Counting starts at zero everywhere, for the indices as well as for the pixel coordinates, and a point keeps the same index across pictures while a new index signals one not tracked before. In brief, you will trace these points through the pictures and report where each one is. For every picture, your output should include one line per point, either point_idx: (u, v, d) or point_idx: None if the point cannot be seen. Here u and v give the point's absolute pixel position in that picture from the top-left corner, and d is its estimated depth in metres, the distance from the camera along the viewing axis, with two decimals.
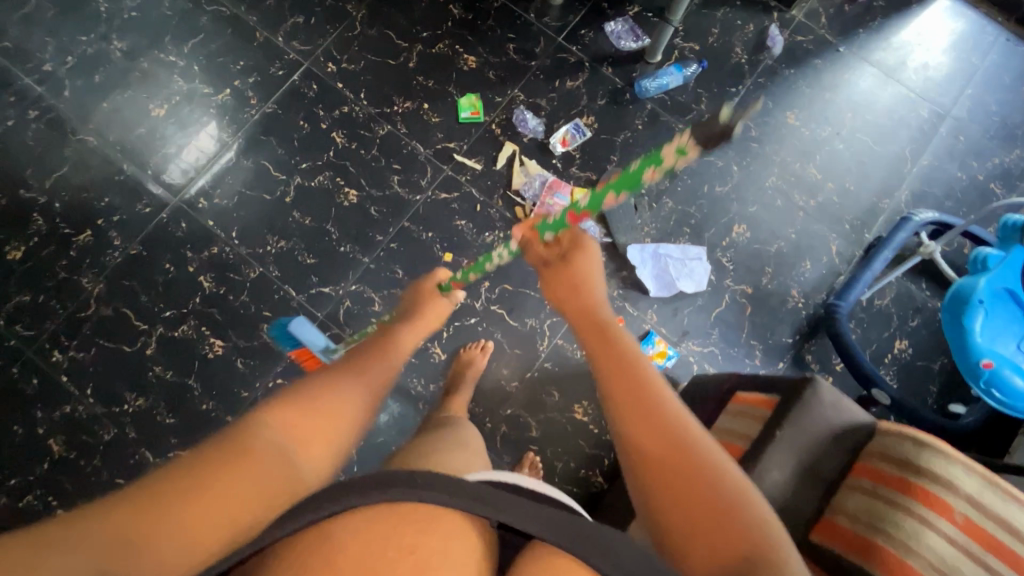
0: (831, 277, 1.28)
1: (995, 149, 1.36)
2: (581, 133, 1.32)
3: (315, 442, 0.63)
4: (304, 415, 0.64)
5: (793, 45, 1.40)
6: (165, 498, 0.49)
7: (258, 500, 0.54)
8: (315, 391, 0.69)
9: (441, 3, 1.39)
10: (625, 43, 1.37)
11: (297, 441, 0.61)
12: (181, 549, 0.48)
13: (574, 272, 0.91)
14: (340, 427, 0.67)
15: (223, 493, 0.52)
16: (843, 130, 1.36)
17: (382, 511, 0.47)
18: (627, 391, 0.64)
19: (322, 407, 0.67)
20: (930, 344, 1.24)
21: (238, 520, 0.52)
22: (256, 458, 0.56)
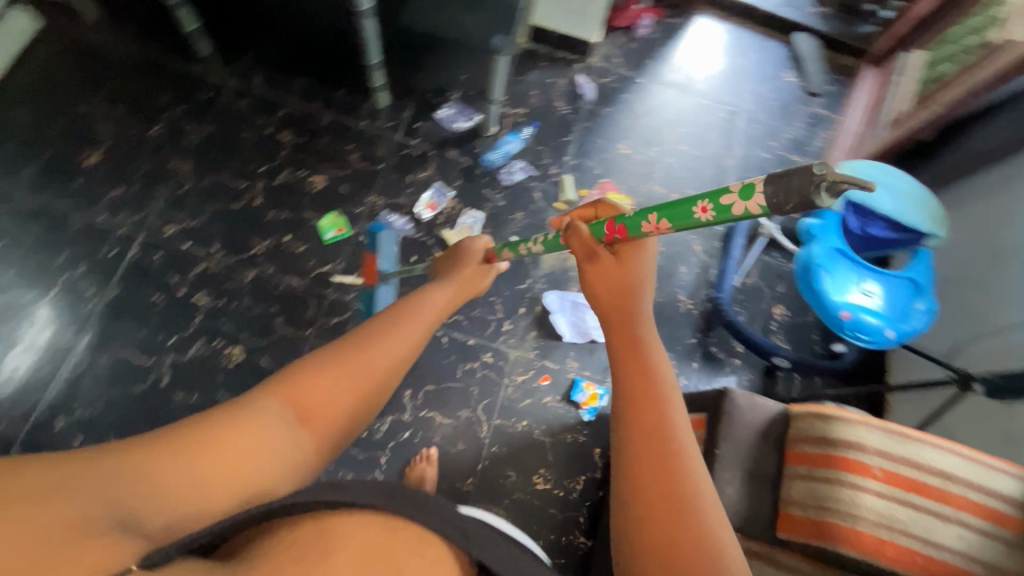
0: (705, 273, 1.43)
1: (783, 127, 1.62)
2: (444, 195, 1.38)
3: (314, 422, 0.60)
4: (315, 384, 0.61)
5: (602, 87, 1.58)
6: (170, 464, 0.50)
7: (256, 479, 0.55)
8: (339, 352, 0.65)
9: (269, 134, 1.37)
10: (460, 124, 1.45)
11: (298, 418, 0.59)
12: (179, 506, 0.50)
13: (623, 265, 0.72)
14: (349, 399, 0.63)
15: (227, 462, 0.53)
16: (667, 145, 1.54)
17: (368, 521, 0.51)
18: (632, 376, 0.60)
19: (341, 382, 0.62)
20: (800, 301, 1.43)
21: (232, 491, 0.53)
22: (255, 438, 0.56)
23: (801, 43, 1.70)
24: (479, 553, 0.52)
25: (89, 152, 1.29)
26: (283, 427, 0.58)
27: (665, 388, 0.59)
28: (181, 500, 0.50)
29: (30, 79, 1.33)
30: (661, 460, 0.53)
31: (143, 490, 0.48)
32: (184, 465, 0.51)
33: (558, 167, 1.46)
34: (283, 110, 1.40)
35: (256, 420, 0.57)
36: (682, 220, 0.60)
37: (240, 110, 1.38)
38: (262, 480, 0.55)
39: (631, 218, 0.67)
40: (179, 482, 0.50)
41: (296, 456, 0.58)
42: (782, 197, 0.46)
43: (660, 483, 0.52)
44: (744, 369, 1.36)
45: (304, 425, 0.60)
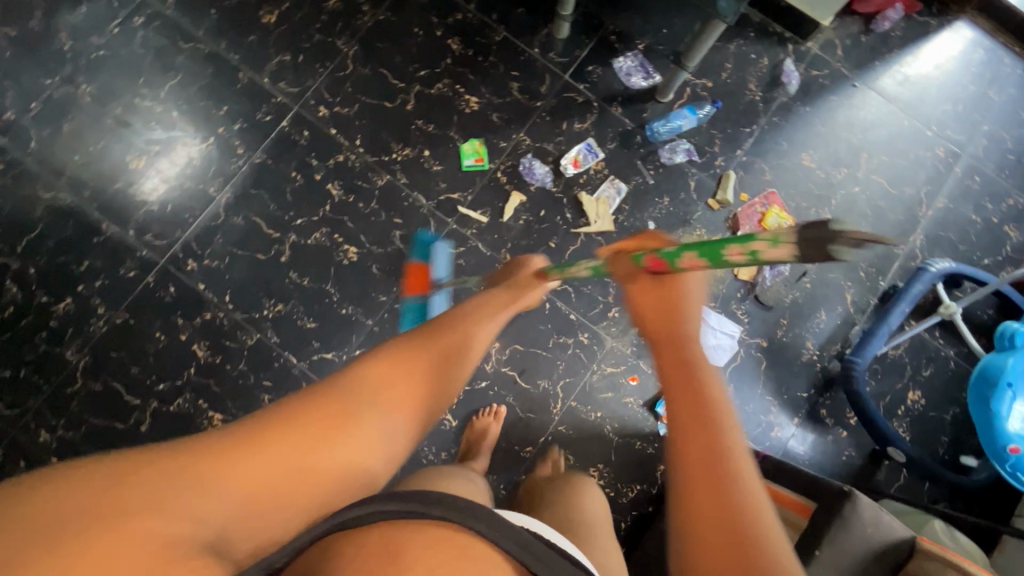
0: (845, 328, 1.26)
1: (1010, 190, 1.34)
2: (594, 153, 1.27)
3: (409, 407, 0.65)
4: (384, 387, 0.64)
5: (808, 80, 1.34)
6: (248, 468, 0.51)
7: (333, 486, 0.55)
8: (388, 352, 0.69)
9: (438, 37, 1.30)
10: (635, 81, 1.30)
11: (378, 412, 0.61)
12: (265, 513, 0.51)
13: (666, 278, 0.64)
14: (417, 402, 0.66)
15: (281, 473, 0.52)
16: (859, 171, 1.32)
17: (442, 530, 0.50)
18: (680, 402, 0.53)
19: (404, 384, 0.66)
20: (943, 394, 1.24)
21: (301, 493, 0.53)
22: (335, 434, 0.57)
23: None
24: (543, 572, 0.50)
25: (268, 9, 1.28)
26: (356, 429, 0.58)
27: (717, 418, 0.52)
28: (269, 501, 0.51)
29: None
30: (724, 519, 0.45)
31: (231, 496, 0.49)
32: (264, 461, 0.52)
33: (725, 160, 1.29)
34: (459, 14, 1.31)
35: (334, 420, 0.57)
36: (712, 258, 0.56)
37: (418, 2, 1.31)
38: (338, 487, 0.56)
39: (670, 251, 0.61)
40: (252, 491, 0.51)
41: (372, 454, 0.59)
42: (809, 248, 0.45)
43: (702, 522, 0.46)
44: (847, 443, 1.23)
45: (400, 410, 0.64)
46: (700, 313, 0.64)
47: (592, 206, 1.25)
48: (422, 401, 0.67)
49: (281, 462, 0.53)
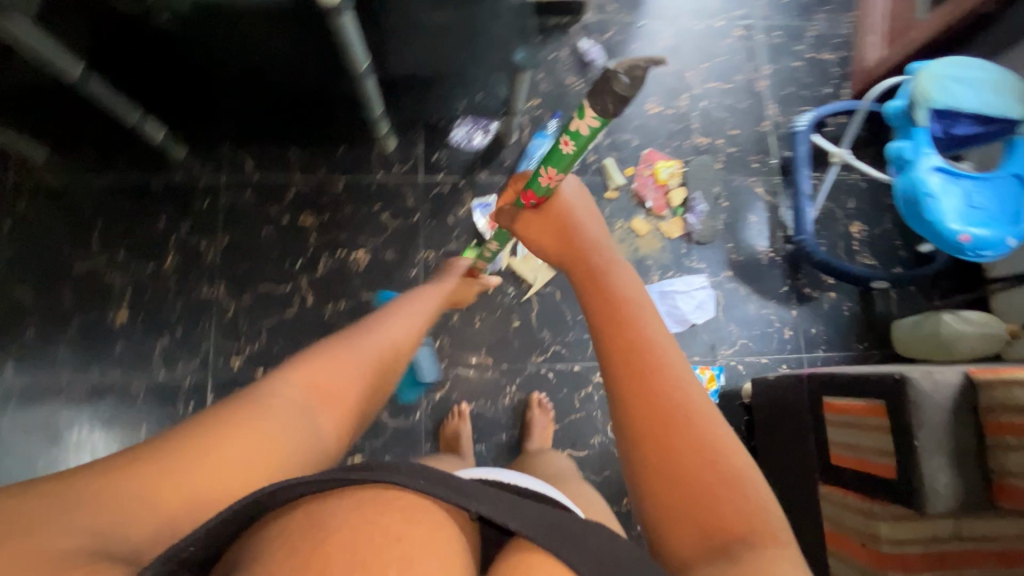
0: (776, 214, 1.36)
1: (804, 25, 1.48)
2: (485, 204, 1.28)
3: (331, 406, 0.64)
4: (319, 374, 0.65)
5: (607, 44, 1.41)
6: (184, 465, 0.50)
7: (254, 467, 0.53)
8: (326, 353, 0.68)
9: (288, 222, 1.24)
10: (478, 141, 1.32)
11: (311, 405, 0.62)
12: (182, 497, 0.49)
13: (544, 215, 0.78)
14: (353, 389, 0.67)
15: (223, 459, 0.52)
16: (696, 88, 1.41)
17: (364, 504, 0.44)
18: (612, 332, 0.62)
19: (339, 370, 0.67)
20: (874, 212, 1.38)
21: (215, 496, 0.50)
22: (281, 419, 0.58)
23: None
24: (478, 506, 0.46)
25: (113, 308, 1.17)
26: (299, 408, 0.61)
27: (630, 306, 0.63)
28: (187, 487, 0.49)
29: (10, 249, 1.17)
30: (660, 411, 0.55)
31: (113, 509, 0.45)
32: (187, 461, 0.50)
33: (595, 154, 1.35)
34: (292, 190, 1.26)
35: (276, 403, 0.59)
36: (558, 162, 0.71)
37: (247, 206, 1.24)
38: (260, 469, 0.54)
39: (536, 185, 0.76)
40: (190, 483, 0.49)
41: (316, 431, 0.61)
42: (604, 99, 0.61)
43: (653, 426, 0.54)
44: (841, 298, 1.33)
45: (318, 409, 0.63)
46: (585, 218, 0.78)
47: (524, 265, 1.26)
48: (345, 405, 0.66)
49: (222, 451, 0.52)
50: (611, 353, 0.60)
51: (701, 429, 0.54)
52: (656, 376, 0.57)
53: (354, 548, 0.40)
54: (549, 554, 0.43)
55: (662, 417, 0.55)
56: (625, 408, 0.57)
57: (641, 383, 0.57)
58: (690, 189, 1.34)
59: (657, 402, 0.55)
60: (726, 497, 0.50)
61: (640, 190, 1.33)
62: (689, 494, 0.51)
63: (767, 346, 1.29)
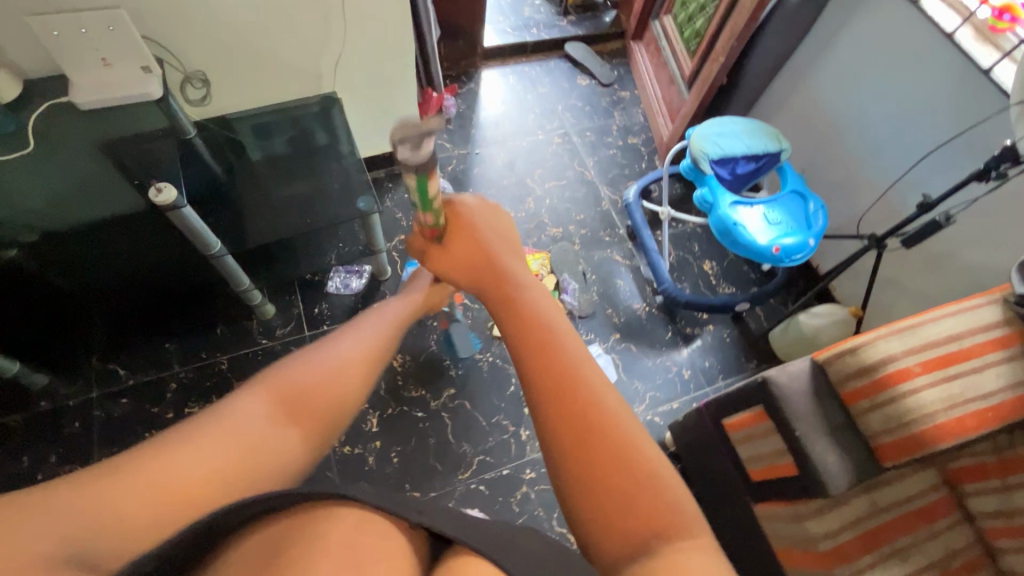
0: (638, 273, 1.52)
1: (608, 123, 1.79)
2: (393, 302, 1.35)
3: (309, 419, 0.49)
4: (298, 384, 0.50)
5: (452, 174, 1.61)
6: (127, 488, 0.39)
7: (213, 490, 0.42)
8: (306, 357, 0.52)
9: (174, 416, 1.19)
10: (355, 285, 1.38)
11: (285, 418, 0.48)
12: (124, 523, 0.38)
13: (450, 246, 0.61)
14: (343, 401, 0.51)
15: (171, 485, 0.40)
16: (538, 191, 1.62)
17: (350, 526, 0.41)
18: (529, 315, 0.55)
19: (322, 381, 0.50)
20: (716, 249, 1.58)
21: (166, 517, 0.40)
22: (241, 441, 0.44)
23: (575, 51, 1.90)
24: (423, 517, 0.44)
25: None
26: (267, 429, 0.46)
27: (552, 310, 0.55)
28: (142, 504, 0.39)
29: None
30: (576, 413, 0.47)
31: (67, 521, 0.36)
32: (136, 479, 0.40)
33: None
34: (174, 382, 1.22)
35: (238, 422, 0.46)
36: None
37: (126, 412, 1.18)
38: (217, 494, 0.42)
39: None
40: (133, 512, 0.39)
41: (286, 458, 0.46)
42: None
43: (571, 418, 0.47)
44: (720, 329, 1.47)
45: (292, 420, 0.48)
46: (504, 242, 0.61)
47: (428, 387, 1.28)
48: (331, 413, 0.50)
49: (170, 472, 0.41)
50: (524, 341, 0.52)
51: (627, 431, 0.47)
52: (568, 359, 0.50)
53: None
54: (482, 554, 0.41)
55: (588, 424, 0.47)
56: (543, 409, 0.48)
57: (557, 369, 0.49)
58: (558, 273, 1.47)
59: (582, 402, 0.48)
60: (647, 493, 0.44)
61: None
62: (615, 494, 0.44)
63: (673, 391, 1.36)
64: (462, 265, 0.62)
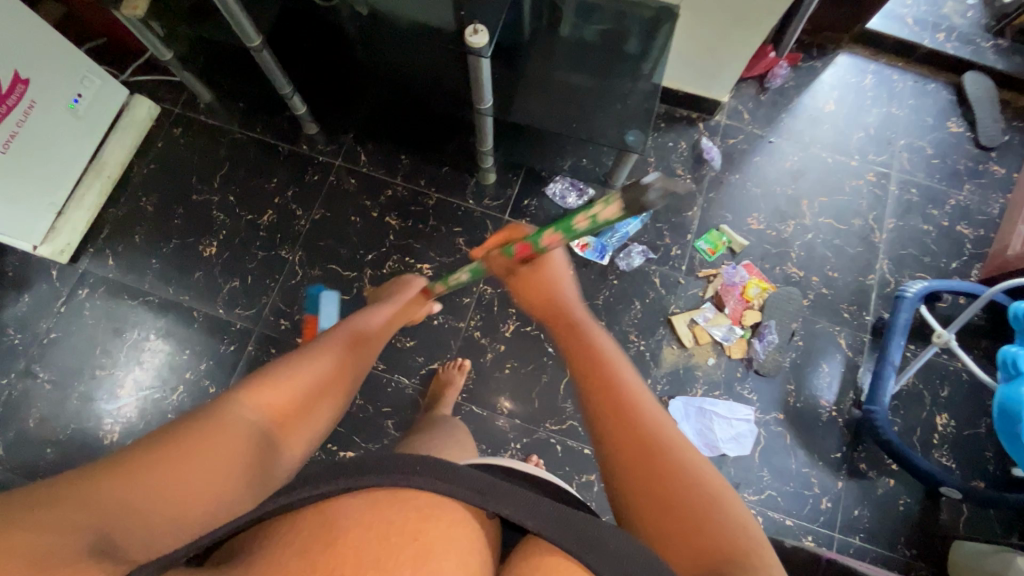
0: (852, 373, 1.25)
1: (947, 191, 1.38)
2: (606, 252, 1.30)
3: (289, 419, 0.64)
4: (277, 393, 0.64)
5: (729, 149, 1.40)
6: (158, 471, 0.47)
7: (228, 477, 0.52)
8: (287, 364, 0.69)
9: (376, 217, 1.33)
10: (572, 201, 1.33)
11: (274, 420, 0.62)
12: (155, 512, 0.45)
13: (543, 271, 0.80)
14: (311, 402, 0.68)
15: (199, 470, 0.50)
16: (806, 219, 1.35)
17: (386, 496, 0.48)
18: (596, 376, 0.67)
19: (299, 386, 0.68)
20: (968, 410, 1.22)
21: (193, 506, 0.48)
22: (242, 433, 0.56)
23: (972, 85, 1.44)
24: (495, 506, 0.47)
25: (208, 241, 1.31)
26: (262, 423, 0.60)
27: (612, 363, 0.69)
28: (165, 498, 0.46)
29: (150, 165, 1.35)
30: (636, 448, 0.58)
31: (123, 515, 0.43)
32: (162, 473, 0.47)
33: (680, 248, 1.32)
34: (390, 190, 1.35)
35: (240, 419, 0.58)
36: (567, 231, 0.63)
37: (348, 191, 1.35)
38: (234, 489, 0.52)
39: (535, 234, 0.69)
40: (161, 487, 0.46)
41: (277, 454, 0.60)
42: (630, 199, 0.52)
43: (638, 476, 0.57)
44: (899, 490, 1.18)
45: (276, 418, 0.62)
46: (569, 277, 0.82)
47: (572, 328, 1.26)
48: (299, 416, 0.66)
49: (201, 458, 0.50)
50: (604, 433, 0.61)
51: (684, 472, 0.56)
52: (636, 417, 0.61)
53: (370, 537, 0.45)
54: (564, 557, 0.46)
55: (656, 466, 0.56)
56: (614, 473, 0.59)
57: (633, 441, 0.59)
58: (765, 315, 1.26)
59: (635, 441, 0.59)
60: (723, 539, 0.50)
61: (722, 294, 1.28)
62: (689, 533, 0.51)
63: (796, 509, 1.16)
64: (538, 302, 0.81)
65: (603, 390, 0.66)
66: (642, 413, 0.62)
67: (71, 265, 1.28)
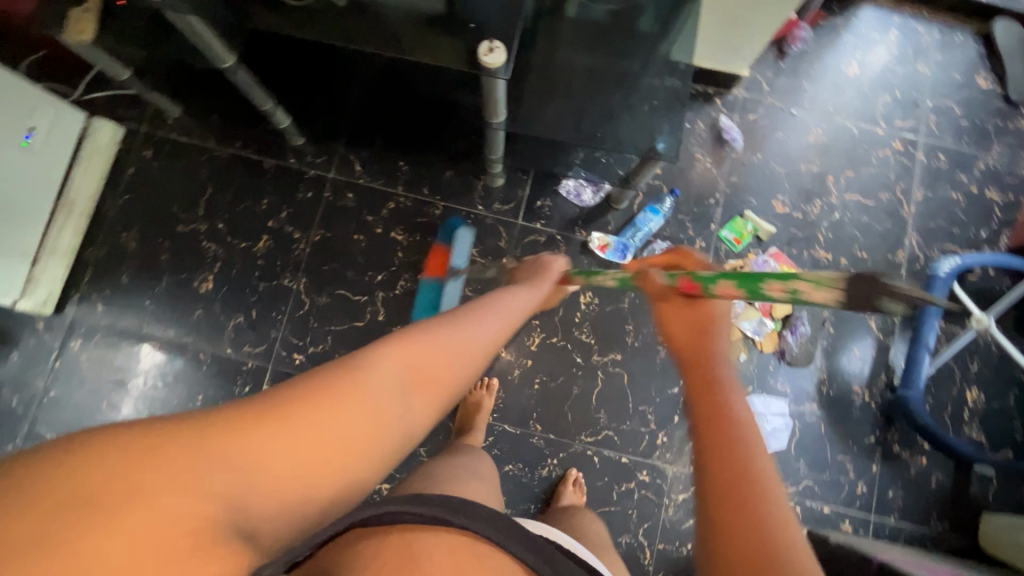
0: (884, 355, 1.24)
1: (975, 155, 1.32)
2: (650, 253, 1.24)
3: (425, 391, 0.57)
4: (417, 354, 0.57)
5: (748, 126, 1.31)
6: (281, 438, 0.45)
7: (343, 450, 0.48)
8: (432, 327, 0.61)
9: (381, 233, 1.24)
10: (587, 198, 1.26)
11: (410, 385, 0.55)
12: (272, 477, 0.44)
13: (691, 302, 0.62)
14: (454, 371, 0.60)
15: (319, 441, 0.47)
16: (832, 197, 1.29)
17: (457, 543, 0.45)
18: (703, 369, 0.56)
19: (442, 351, 0.59)
20: (997, 382, 1.22)
21: (302, 478, 0.45)
22: (369, 398, 0.51)
23: (1001, 34, 1.34)
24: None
25: (203, 275, 1.21)
26: (397, 388, 0.54)
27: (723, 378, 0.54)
28: (280, 465, 0.44)
29: (125, 196, 1.23)
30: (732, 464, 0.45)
31: (238, 481, 0.42)
32: (283, 439, 0.45)
33: (704, 241, 1.26)
34: (392, 203, 1.25)
35: (372, 382, 0.52)
36: (754, 291, 0.52)
37: (345, 207, 1.24)
38: (348, 461, 0.48)
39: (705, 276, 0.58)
40: (279, 457, 0.44)
41: (407, 424, 0.54)
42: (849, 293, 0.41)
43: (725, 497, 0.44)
44: (931, 467, 1.20)
45: (409, 391, 0.55)
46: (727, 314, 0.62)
47: (600, 336, 1.22)
48: (436, 391, 0.58)
49: (319, 430, 0.47)
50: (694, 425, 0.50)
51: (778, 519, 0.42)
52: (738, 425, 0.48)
53: None
54: None
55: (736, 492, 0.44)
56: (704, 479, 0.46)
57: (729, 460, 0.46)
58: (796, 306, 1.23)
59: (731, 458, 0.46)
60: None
61: None
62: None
63: (833, 495, 1.18)
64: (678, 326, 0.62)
65: (699, 375, 0.55)
66: (739, 416, 0.49)
67: (57, 316, 1.18)
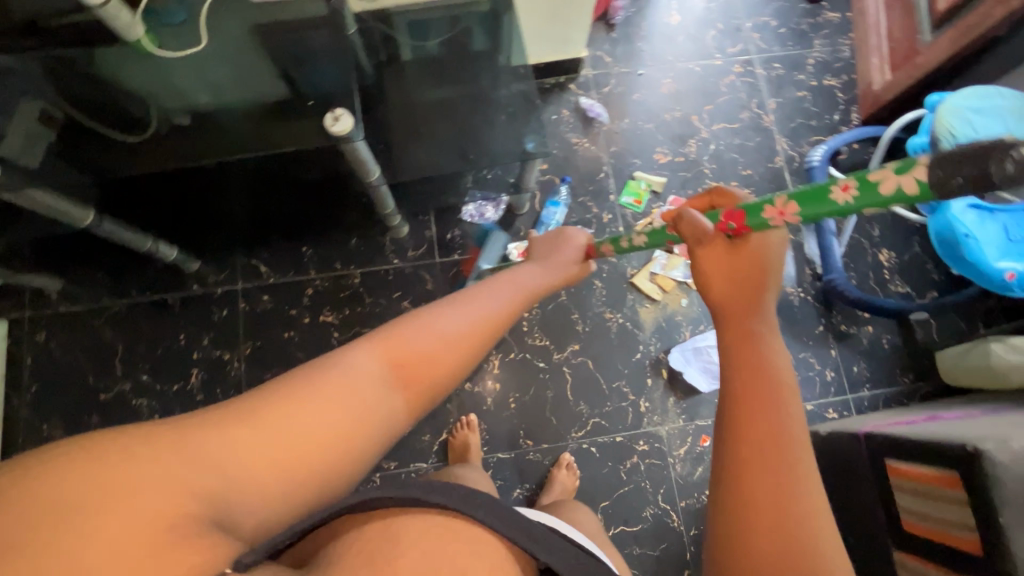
0: (801, 252, 1.33)
1: (803, 54, 1.46)
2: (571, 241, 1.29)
3: (415, 384, 0.51)
4: (403, 346, 0.52)
5: (607, 98, 1.39)
6: (254, 437, 0.44)
7: (317, 447, 0.45)
8: (421, 316, 0.54)
9: (311, 322, 1.22)
10: (490, 215, 1.29)
11: (394, 378, 0.50)
12: (247, 475, 0.43)
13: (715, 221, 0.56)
14: (443, 361, 0.53)
15: (292, 445, 0.45)
16: (703, 132, 1.39)
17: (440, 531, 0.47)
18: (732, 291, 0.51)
19: (424, 343, 0.52)
20: (900, 237, 1.34)
21: (275, 475, 0.44)
22: (342, 394, 0.47)
23: None
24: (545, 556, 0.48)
25: None
26: (377, 388, 0.49)
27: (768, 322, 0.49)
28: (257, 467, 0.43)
29: (32, 388, 1.16)
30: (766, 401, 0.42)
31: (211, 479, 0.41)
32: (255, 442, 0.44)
33: (610, 213, 1.32)
34: (310, 288, 1.24)
35: (352, 375, 0.49)
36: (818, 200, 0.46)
37: (266, 310, 1.22)
38: (319, 457, 0.45)
39: (753, 202, 0.50)
40: (255, 453, 0.44)
41: (389, 416, 0.49)
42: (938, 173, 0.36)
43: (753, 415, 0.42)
44: (880, 332, 1.29)
45: (400, 385, 0.50)
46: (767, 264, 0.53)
47: (552, 335, 1.25)
48: (428, 382, 0.52)
49: (285, 436, 0.45)
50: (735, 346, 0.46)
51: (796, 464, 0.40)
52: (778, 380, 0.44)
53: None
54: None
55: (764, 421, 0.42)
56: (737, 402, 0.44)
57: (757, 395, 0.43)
58: None
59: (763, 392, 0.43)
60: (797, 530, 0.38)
61: None
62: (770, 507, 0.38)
63: (810, 392, 1.25)
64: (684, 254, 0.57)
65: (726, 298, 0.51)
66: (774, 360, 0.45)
67: None
